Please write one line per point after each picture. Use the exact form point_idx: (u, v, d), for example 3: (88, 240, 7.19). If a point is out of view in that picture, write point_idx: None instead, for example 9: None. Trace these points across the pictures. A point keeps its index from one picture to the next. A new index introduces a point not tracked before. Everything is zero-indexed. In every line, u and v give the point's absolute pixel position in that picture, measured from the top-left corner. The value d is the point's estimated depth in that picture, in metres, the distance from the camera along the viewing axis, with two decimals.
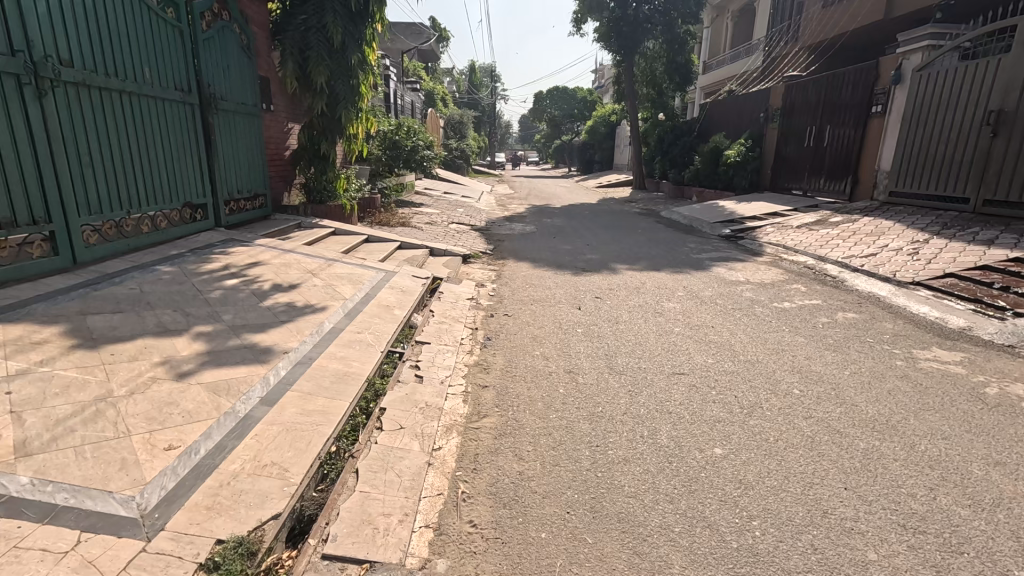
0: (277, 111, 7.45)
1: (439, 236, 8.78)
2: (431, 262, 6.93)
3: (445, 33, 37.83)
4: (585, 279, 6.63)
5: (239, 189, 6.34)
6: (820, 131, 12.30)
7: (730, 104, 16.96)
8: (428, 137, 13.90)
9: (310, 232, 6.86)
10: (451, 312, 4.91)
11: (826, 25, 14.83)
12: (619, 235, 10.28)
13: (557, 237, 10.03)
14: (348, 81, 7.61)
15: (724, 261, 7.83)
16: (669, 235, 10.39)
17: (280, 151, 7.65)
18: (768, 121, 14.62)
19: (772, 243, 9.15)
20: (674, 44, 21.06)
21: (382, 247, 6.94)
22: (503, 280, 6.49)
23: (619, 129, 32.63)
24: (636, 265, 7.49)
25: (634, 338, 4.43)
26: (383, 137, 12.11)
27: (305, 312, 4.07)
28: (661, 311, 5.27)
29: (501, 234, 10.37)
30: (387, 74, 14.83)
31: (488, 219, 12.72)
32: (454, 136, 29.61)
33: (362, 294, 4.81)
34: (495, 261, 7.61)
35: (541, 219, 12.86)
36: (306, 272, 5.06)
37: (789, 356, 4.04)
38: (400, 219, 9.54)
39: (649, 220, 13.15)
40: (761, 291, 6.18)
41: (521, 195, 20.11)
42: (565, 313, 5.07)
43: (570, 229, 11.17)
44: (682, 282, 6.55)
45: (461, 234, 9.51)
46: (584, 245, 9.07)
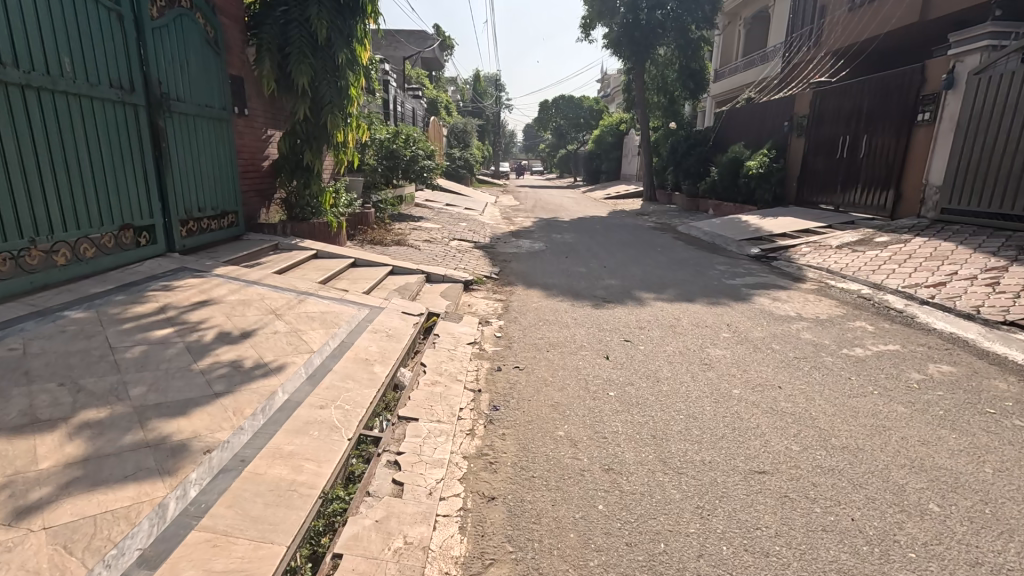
0: (253, 116, 6.52)
1: (438, 258, 7.81)
2: (427, 292, 5.93)
3: (449, 41, 37.17)
4: (607, 313, 5.65)
5: (201, 207, 5.38)
6: (856, 142, 11.31)
7: (749, 112, 16.04)
8: (430, 146, 13.00)
9: (286, 256, 5.89)
10: (448, 364, 3.92)
11: (853, 28, 13.92)
12: (637, 255, 9.28)
13: (569, 256, 9.08)
14: (336, 82, 6.68)
15: (764, 289, 6.84)
16: (693, 256, 9.39)
17: (257, 162, 6.71)
18: (793, 131, 13.66)
19: (813, 266, 8.15)
20: (688, 49, 20.37)
21: (371, 273, 5.97)
22: (512, 314, 5.48)
23: (628, 139, 31.79)
24: (664, 295, 6.47)
25: (682, 405, 3.45)
26: (380, 146, 11.21)
27: (253, 376, 3.07)
28: (709, 362, 4.25)
29: (508, 253, 9.41)
30: (385, 79, 13.95)
31: (493, 234, 11.73)
32: (457, 145, 28.68)
33: (336, 343, 3.81)
34: (501, 289, 6.64)
35: (549, 235, 11.88)
36: (268, 312, 4.07)
37: (900, 441, 3.01)
38: (394, 238, 8.58)
39: (666, 236, 12.15)
40: (818, 330, 5.20)
41: (526, 207, 19.17)
42: (589, 364, 4.09)
43: (583, 247, 10.17)
44: (722, 317, 5.57)
45: (462, 255, 8.54)
46: (601, 267, 8.09)
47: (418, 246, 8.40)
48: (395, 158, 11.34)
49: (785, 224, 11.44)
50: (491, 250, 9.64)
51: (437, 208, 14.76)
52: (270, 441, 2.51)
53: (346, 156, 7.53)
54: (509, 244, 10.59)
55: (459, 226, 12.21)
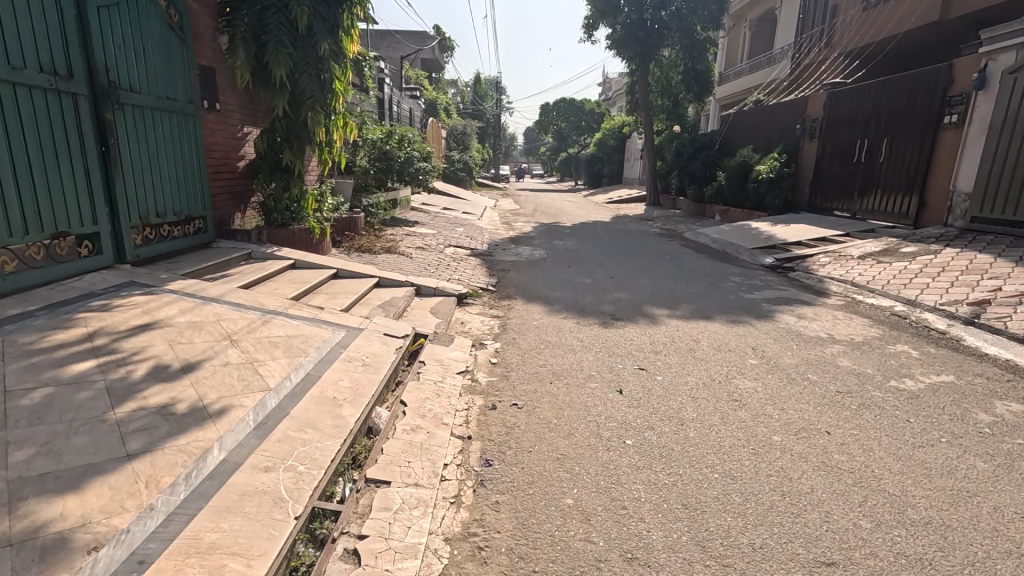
0: (226, 112, 5.93)
1: (431, 267, 7.21)
2: (416, 307, 5.34)
3: (449, 42, 36.70)
4: (617, 333, 5.05)
5: (160, 211, 4.78)
6: (875, 145, 10.75)
7: (757, 114, 15.48)
8: (427, 147, 12.40)
9: (259, 267, 5.29)
10: (433, 402, 3.32)
11: (868, 28, 13.39)
12: (645, 264, 8.70)
13: (572, 265, 8.48)
14: (318, 76, 6.12)
15: (786, 305, 6.25)
16: (705, 266, 8.80)
17: (231, 162, 6.12)
18: (806, 134, 13.10)
19: (835, 279, 7.56)
20: (693, 50, 19.85)
21: (353, 287, 5.36)
22: (510, 335, 4.89)
23: (631, 142, 31.26)
24: (678, 311, 5.88)
25: (714, 458, 2.84)
26: (372, 147, 10.61)
27: (184, 427, 2.46)
28: (739, 396, 3.66)
29: (508, 261, 8.80)
30: (380, 78, 13.38)
31: (492, 240, 11.14)
32: (456, 147, 28.15)
33: (299, 377, 3.20)
34: (499, 303, 6.03)
35: (551, 242, 11.30)
36: (223, 337, 3.46)
37: (993, 513, 2.41)
38: (384, 245, 7.98)
39: (674, 244, 11.56)
40: (856, 355, 4.60)
41: (526, 211, 18.60)
42: (600, 402, 3.48)
43: (587, 255, 9.59)
44: (746, 339, 4.96)
45: (458, 263, 7.93)
46: (607, 278, 7.49)
47: (409, 255, 7.80)
48: (389, 160, 10.74)
49: (800, 232, 10.85)
50: (489, 258, 9.02)
51: (433, 212, 14.17)
52: (186, 527, 1.89)
53: (331, 156, 6.95)
54: (508, 251, 10.00)
55: (456, 231, 11.61)
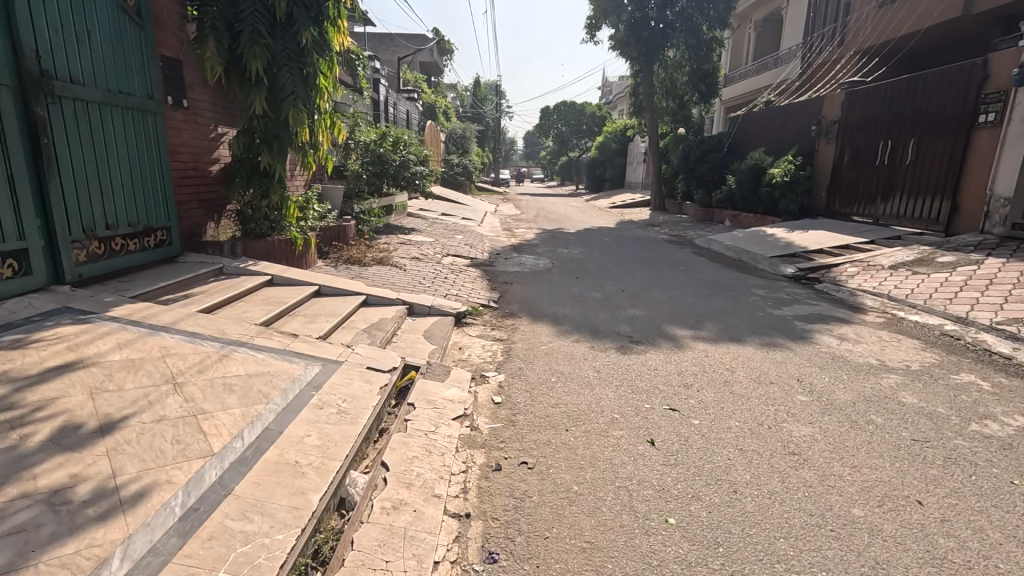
0: (196, 110, 5.29)
1: (427, 280, 6.57)
2: (407, 331, 4.68)
3: (448, 45, 36.31)
4: (637, 360, 4.41)
5: (111, 222, 4.15)
6: (900, 147, 10.14)
7: (768, 116, 14.89)
8: (423, 150, 11.76)
9: (229, 285, 4.64)
10: (422, 463, 2.66)
11: (884, 25, 12.80)
12: (658, 276, 8.07)
13: (580, 276, 7.86)
14: (301, 70, 5.49)
15: (821, 323, 5.62)
16: (722, 277, 8.18)
17: (203, 166, 5.48)
18: (822, 136, 12.49)
19: (869, 292, 6.92)
20: (699, 50, 19.31)
21: (336, 308, 4.71)
22: (516, 364, 4.23)
23: (633, 145, 30.71)
24: (703, 332, 5.24)
25: (786, 547, 2.19)
26: (365, 149, 9.96)
27: (75, 524, 1.81)
28: (796, 448, 3.01)
29: (510, 272, 8.16)
30: (374, 78, 12.79)
31: (493, 249, 10.50)
32: (456, 151, 27.61)
33: (254, 435, 2.54)
34: (501, 322, 5.39)
35: (555, 249, 10.67)
36: (164, 381, 2.82)
37: None
38: (375, 256, 7.32)
39: (685, 252, 10.93)
40: (919, 388, 3.95)
41: (528, 216, 18.02)
42: (629, 459, 2.83)
43: (595, 264, 8.96)
44: (785, 367, 4.32)
45: (456, 275, 7.28)
46: (619, 292, 6.86)
47: (403, 266, 7.15)
48: (383, 163, 10.08)
49: (820, 239, 10.20)
50: (489, 269, 8.39)
51: (431, 219, 13.57)
52: None
53: (318, 160, 6.32)
54: (510, 260, 9.37)
55: (454, 239, 10.97)
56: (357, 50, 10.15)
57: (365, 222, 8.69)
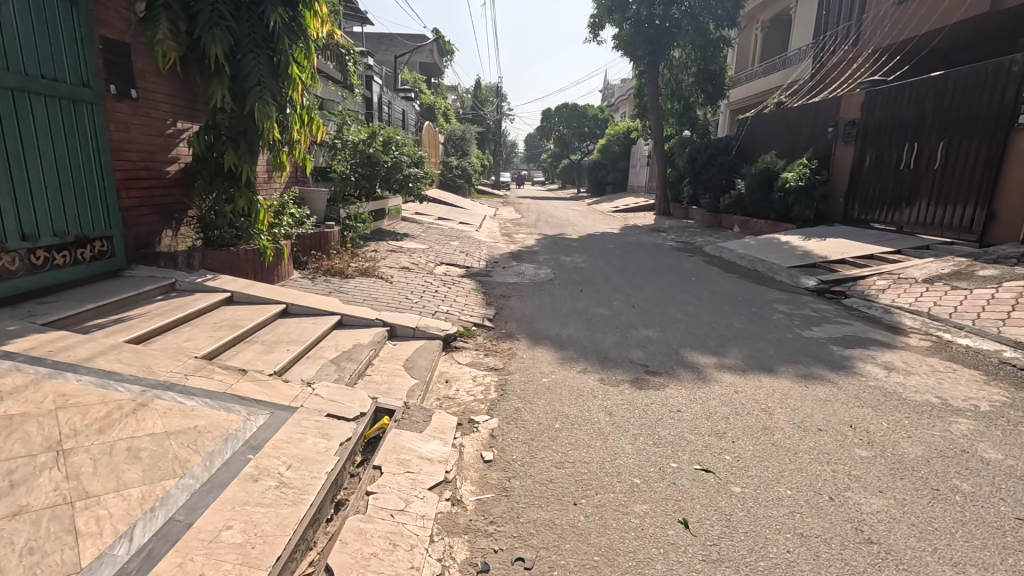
0: (149, 102, 4.62)
1: (414, 295, 5.89)
2: (385, 360, 4.01)
3: (448, 46, 35.78)
4: (656, 397, 3.72)
5: (26, 232, 3.50)
6: (927, 150, 9.49)
7: (780, 117, 14.25)
8: (417, 152, 11.07)
9: (178, 305, 3.96)
10: (383, 566, 1.97)
11: (903, 22, 12.18)
12: (669, 289, 7.41)
13: (584, 289, 7.18)
14: (270, 57, 4.84)
15: (861, 348, 4.94)
16: (740, 290, 7.51)
17: (159, 167, 4.81)
18: (839, 138, 11.83)
19: (907, 310, 6.23)
20: (706, 50, 18.69)
21: (303, 332, 4.03)
22: (511, 403, 3.56)
23: (636, 148, 30.08)
24: (727, 359, 4.57)
25: None
26: (353, 149, 9.27)
27: None
28: (871, 534, 2.32)
29: (508, 284, 7.48)
30: (367, 75, 12.14)
31: (490, 256, 9.83)
32: (455, 153, 27.02)
33: (150, 532, 1.86)
34: (496, 347, 4.71)
35: (557, 257, 10.00)
36: (45, 448, 2.14)
37: None
38: (359, 267, 6.63)
39: (696, 261, 10.27)
40: (999, 439, 3.27)
41: (528, 221, 17.36)
42: (657, 554, 2.16)
43: (600, 275, 8.30)
44: (832, 408, 3.64)
45: (448, 288, 6.60)
46: (630, 308, 6.18)
47: (388, 278, 6.45)
48: (372, 165, 9.39)
49: (841, 249, 9.52)
50: (485, 280, 7.70)
51: (426, 224, 12.90)
52: None
53: (292, 160, 5.67)
54: (508, 269, 8.70)
55: (450, 246, 10.29)
56: (345, 44, 9.52)
57: (352, 228, 8.00)
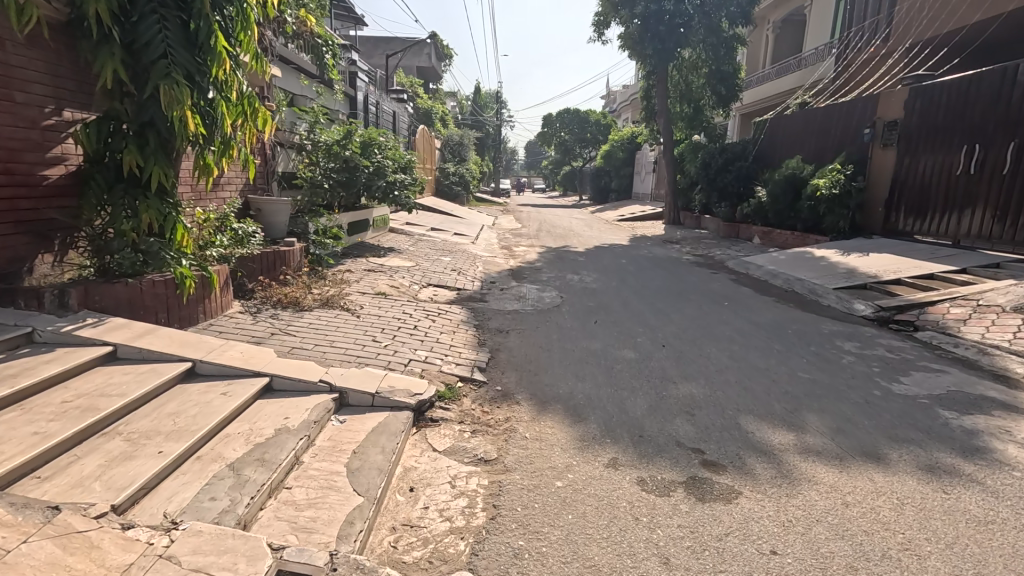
0: (11, 80, 3.37)
1: (384, 335, 4.60)
2: (323, 454, 2.71)
3: (446, 50, 34.88)
4: (730, 522, 2.41)
5: None
6: (993, 154, 8.28)
7: (804, 119, 13.06)
8: (404, 156, 9.79)
9: (13, 373, 2.67)
10: None
11: (946, 11, 10.97)
12: (701, 319, 6.14)
13: (599, 320, 5.90)
14: (184, 25, 3.63)
15: (983, 416, 3.64)
16: (787, 320, 6.21)
17: (32, 170, 3.54)
18: (877, 141, 10.59)
19: (1011, 351, 4.92)
20: (719, 49, 17.51)
21: (202, 413, 2.72)
22: (509, 540, 2.26)
23: (640, 154, 28.94)
24: (811, 438, 3.26)
25: None
26: (325, 151, 7.95)
27: None
28: None
29: (506, 314, 6.18)
30: (351, 71, 10.97)
31: (486, 275, 8.56)
32: (452, 159, 25.90)
33: None
34: (488, 419, 3.41)
35: (563, 275, 8.74)
36: None
37: None
38: (320, 296, 5.36)
39: (722, 279, 8.98)
40: None
41: (530, 230, 16.13)
42: None
43: (615, 300, 7.03)
44: (1006, 542, 2.33)
45: (430, 322, 5.30)
46: (659, 350, 4.89)
47: (355, 310, 5.17)
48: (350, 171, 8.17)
49: (892, 266, 8.23)
50: (478, 307, 6.41)
51: (416, 237, 11.64)
52: None
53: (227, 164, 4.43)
54: (507, 291, 7.43)
55: (441, 262, 9.02)
56: (323, 33, 8.40)
57: (320, 245, 6.70)
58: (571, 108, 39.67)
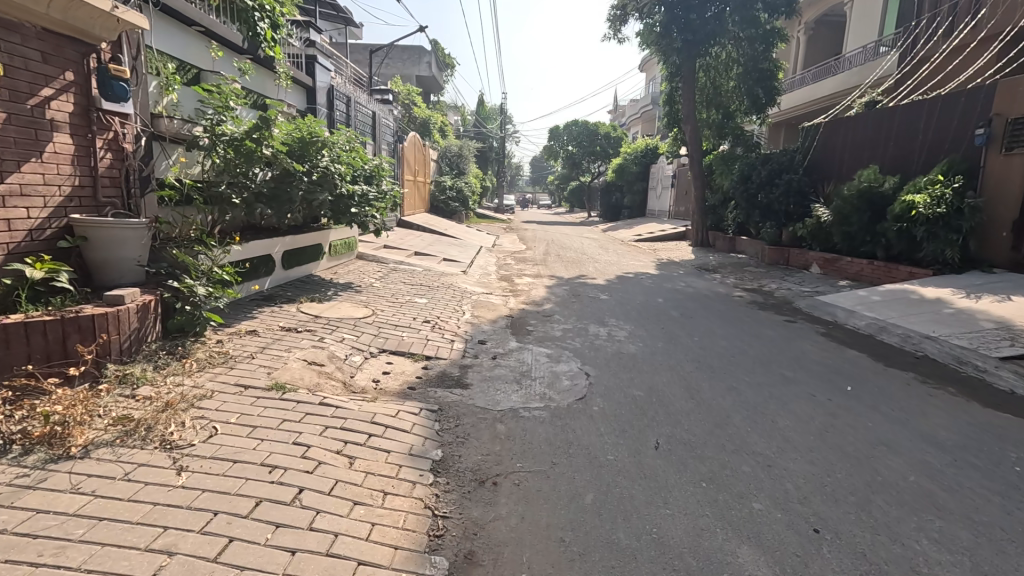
0: None
1: (207, 538, 2.00)
2: None
3: (447, 58, 32.92)
4: None
5: None
6: None
7: (875, 122, 10.62)
8: (370, 161, 7.32)
9: None
10: None
11: None
12: (838, 435, 3.52)
13: (664, 442, 3.30)
14: None
15: None
16: (986, 435, 3.57)
17: None
18: (995, 146, 8.10)
19: None
20: (756, 44, 15.11)
21: None
22: None
23: (656, 168, 26.52)
24: None
25: None
26: (232, 149, 5.26)
27: None
28: None
29: (495, 420, 3.57)
30: (308, 57, 8.72)
31: (473, 327, 5.99)
32: (450, 172, 23.56)
33: None
34: None
35: (583, 327, 6.18)
36: None
37: None
38: (134, 416, 2.78)
39: (807, 333, 6.36)
40: None
41: (537, 254, 13.60)
42: None
43: (671, 381, 4.44)
44: None
45: (341, 466, 2.69)
46: (814, 554, 2.29)
47: (187, 450, 2.58)
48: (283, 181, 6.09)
49: None
50: (449, 406, 3.78)
51: (390, 266, 9.09)
52: None
53: None
54: (500, 363, 4.85)
55: (411, 306, 6.45)
56: None
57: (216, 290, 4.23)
58: (580, 121, 37.28)
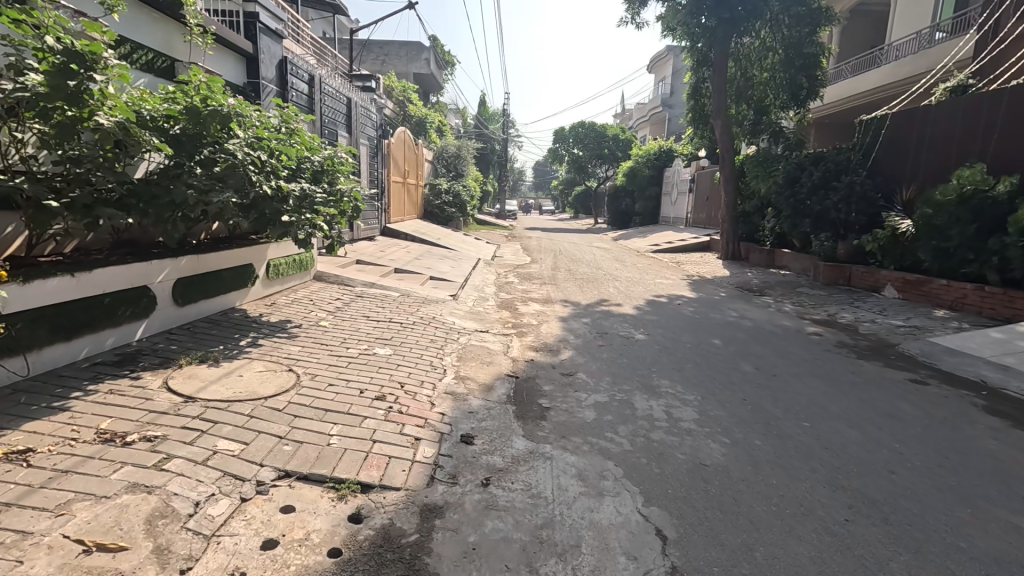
0: None
1: None
2: None
3: (446, 54, 30.89)
4: None
5: None
6: None
7: (975, 112, 8.49)
8: (320, 151, 5.18)
9: None
10: None
11: None
12: None
13: None
14: None
15: None
16: None
17: None
18: None
19: None
20: (800, 26, 13.02)
21: None
22: None
23: (670, 172, 24.40)
24: None
25: None
26: (47, 118, 3.10)
27: None
28: None
29: None
30: (252, 22, 6.70)
31: (455, 402, 3.84)
32: (446, 175, 21.43)
33: None
34: None
35: (626, 402, 4.02)
36: None
37: None
38: None
39: (964, 410, 4.20)
40: None
41: (544, 269, 11.44)
42: None
43: (833, 563, 2.26)
44: None
45: None
46: None
47: None
48: (166, 174, 4.01)
49: None
50: None
51: (355, 291, 6.95)
52: None
53: None
54: (497, 498, 2.68)
55: (366, 364, 4.30)
56: None
57: None
58: (586, 123, 35.07)
